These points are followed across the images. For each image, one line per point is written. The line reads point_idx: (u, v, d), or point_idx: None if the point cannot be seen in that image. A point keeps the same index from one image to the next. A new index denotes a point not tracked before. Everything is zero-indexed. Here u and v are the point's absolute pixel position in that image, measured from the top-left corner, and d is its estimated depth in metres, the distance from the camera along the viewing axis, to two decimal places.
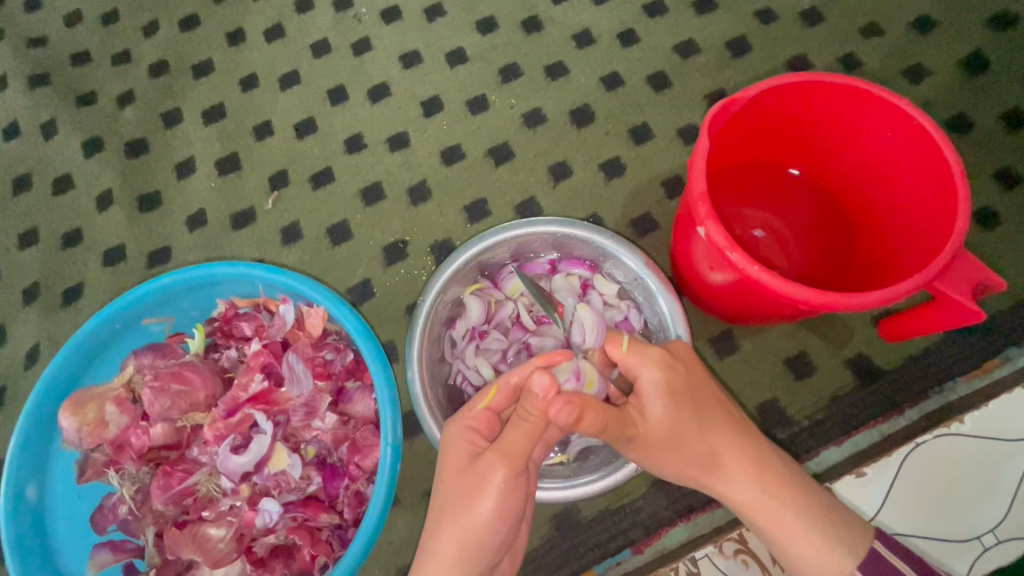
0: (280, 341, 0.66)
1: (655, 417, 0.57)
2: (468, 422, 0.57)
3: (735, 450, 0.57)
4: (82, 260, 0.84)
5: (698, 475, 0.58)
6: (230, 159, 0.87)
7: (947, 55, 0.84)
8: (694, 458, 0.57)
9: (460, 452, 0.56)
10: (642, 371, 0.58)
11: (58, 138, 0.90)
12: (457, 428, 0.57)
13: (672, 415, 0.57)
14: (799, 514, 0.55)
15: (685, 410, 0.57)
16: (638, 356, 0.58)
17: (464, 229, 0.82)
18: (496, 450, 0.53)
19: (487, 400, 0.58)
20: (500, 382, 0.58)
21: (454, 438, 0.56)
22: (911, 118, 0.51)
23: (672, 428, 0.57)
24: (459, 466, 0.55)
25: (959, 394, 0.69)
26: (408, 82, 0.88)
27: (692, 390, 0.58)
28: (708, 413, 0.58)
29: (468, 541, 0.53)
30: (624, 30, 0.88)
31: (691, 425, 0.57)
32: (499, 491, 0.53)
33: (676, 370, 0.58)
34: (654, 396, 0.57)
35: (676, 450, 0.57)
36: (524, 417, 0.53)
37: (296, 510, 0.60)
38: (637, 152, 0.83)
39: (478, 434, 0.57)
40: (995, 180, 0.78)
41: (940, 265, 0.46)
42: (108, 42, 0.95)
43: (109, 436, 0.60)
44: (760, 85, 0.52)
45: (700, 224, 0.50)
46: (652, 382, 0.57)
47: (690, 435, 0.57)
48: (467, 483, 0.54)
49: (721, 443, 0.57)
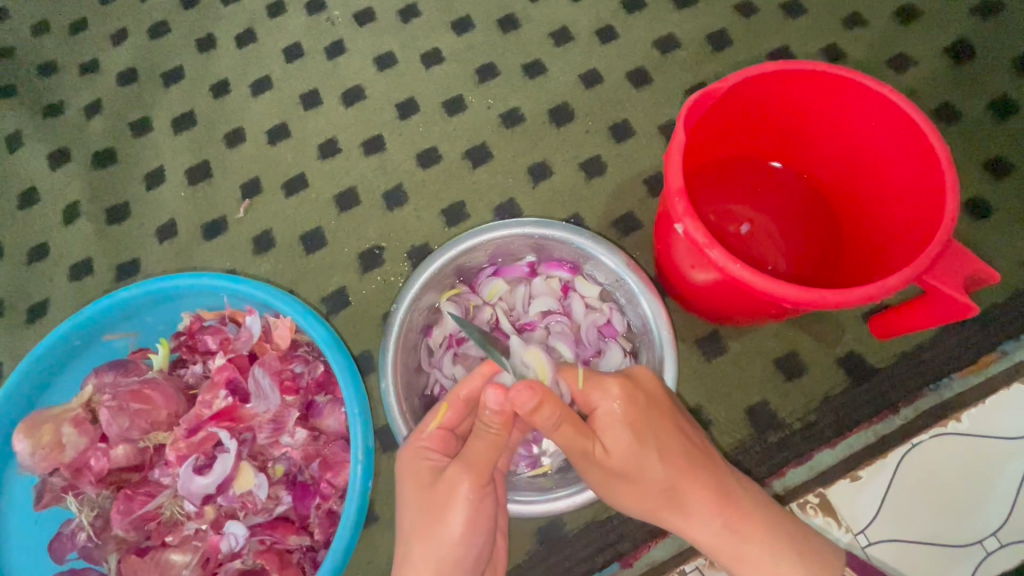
0: (247, 354, 0.64)
1: (614, 449, 0.54)
2: (423, 443, 0.54)
3: (698, 487, 0.55)
4: (48, 274, 0.81)
5: (661, 512, 0.56)
6: (201, 168, 0.84)
7: (932, 44, 0.82)
8: (653, 492, 0.55)
9: (417, 474, 0.53)
10: (601, 403, 0.55)
11: (24, 150, 0.87)
12: (412, 450, 0.55)
13: (631, 450, 0.54)
14: (765, 549, 0.54)
15: (644, 443, 0.54)
16: (598, 387, 0.55)
17: (442, 233, 0.79)
18: (461, 463, 0.51)
19: (439, 419, 0.55)
20: (450, 399, 0.55)
21: (410, 462, 0.54)
22: (895, 106, 0.49)
23: (631, 463, 0.54)
24: (420, 488, 0.53)
25: (955, 391, 0.67)
26: (382, 85, 0.86)
27: (654, 419, 0.55)
28: (670, 444, 0.55)
29: (443, 561, 0.50)
30: (603, 26, 0.86)
31: (649, 462, 0.54)
32: (468, 505, 0.50)
33: (638, 397, 0.55)
34: (613, 427, 0.54)
35: (636, 485, 0.55)
36: (486, 428, 0.50)
37: (265, 533, 0.58)
38: (619, 150, 0.81)
39: (435, 451, 0.54)
40: (985, 170, 0.76)
41: (929, 260, 0.44)
42: (76, 50, 0.92)
43: (65, 459, 0.57)
44: (738, 74, 0.49)
45: (678, 221, 0.48)
46: (610, 412, 0.54)
47: (650, 471, 0.54)
48: (435, 501, 0.51)
49: (682, 480, 0.54)
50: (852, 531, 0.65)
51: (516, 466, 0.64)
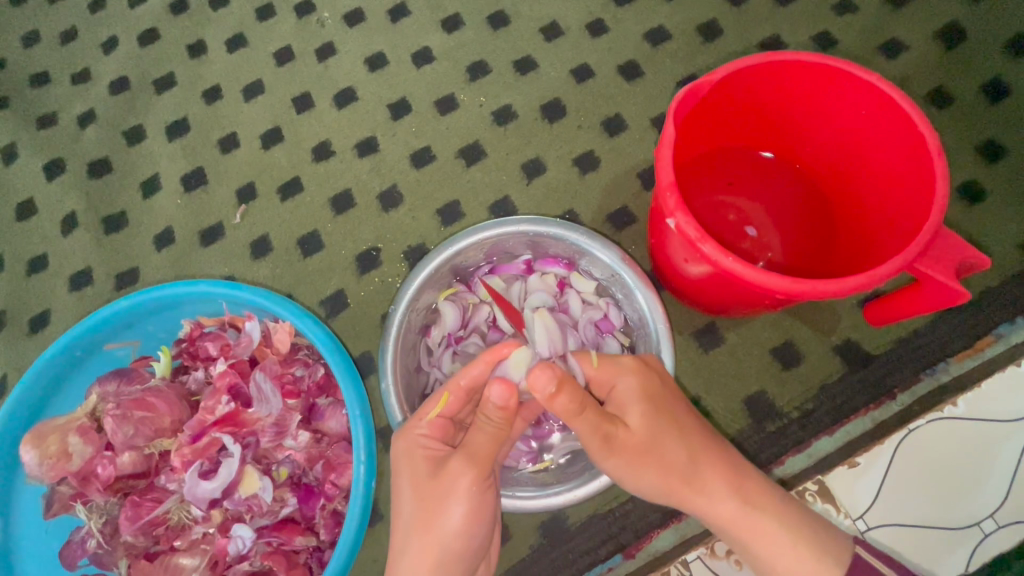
0: (247, 359, 0.64)
1: (635, 426, 0.54)
2: (423, 433, 0.55)
3: (715, 462, 0.55)
4: (48, 286, 0.82)
5: (679, 489, 0.55)
6: (196, 174, 0.85)
7: (923, 28, 0.82)
8: (675, 471, 0.54)
9: (417, 464, 0.54)
10: (618, 378, 0.56)
11: (19, 162, 0.88)
12: (409, 438, 0.55)
13: (650, 422, 0.54)
14: (783, 524, 0.53)
15: (661, 416, 0.55)
16: (613, 363, 0.57)
17: (438, 233, 0.79)
18: (461, 455, 0.52)
19: (440, 406, 0.55)
20: (451, 388, 0.55)
21: (408, 451, 0.54)
22: (883, 95, 0.49)
23: (650, 438, 0.54)
24: (418, 479, 0.53)
25: (951, 376, 0.67)
26: (374, 85, 0.86)
27: (670, 397, 0.56)
28: (686, 419, 0.56)
29: (444, 549, 0.51)
30: (592, 20, 0.86)
31: (669, 433, 0.54)
32: (470, 497, 0.51)
33: (651, 374, 0.57)
34: (631, 402, 0.55)
35: (655, 463, 0.54)
36: (487, 420, 0.51)
37: (271, 535, 0.59)
38: (612, 144, 0.81)
39: (436, 443, 0.55)
40: (978, 154, 0.76)
41: (919, 246, 0.44)
42: (67, 61, 0.92)
43: (73, 468, 0.58)
44: (725, 67, 0.50)
45: (670, 215, 0.48)
46: (630, 387, 0.56)
47: (670, 447, 0.54)
48: (435, 492, 0.52)
49: (700, 454, 0.55)
50: (850, 517, 0.65)
51: (517, 463, 0.65)
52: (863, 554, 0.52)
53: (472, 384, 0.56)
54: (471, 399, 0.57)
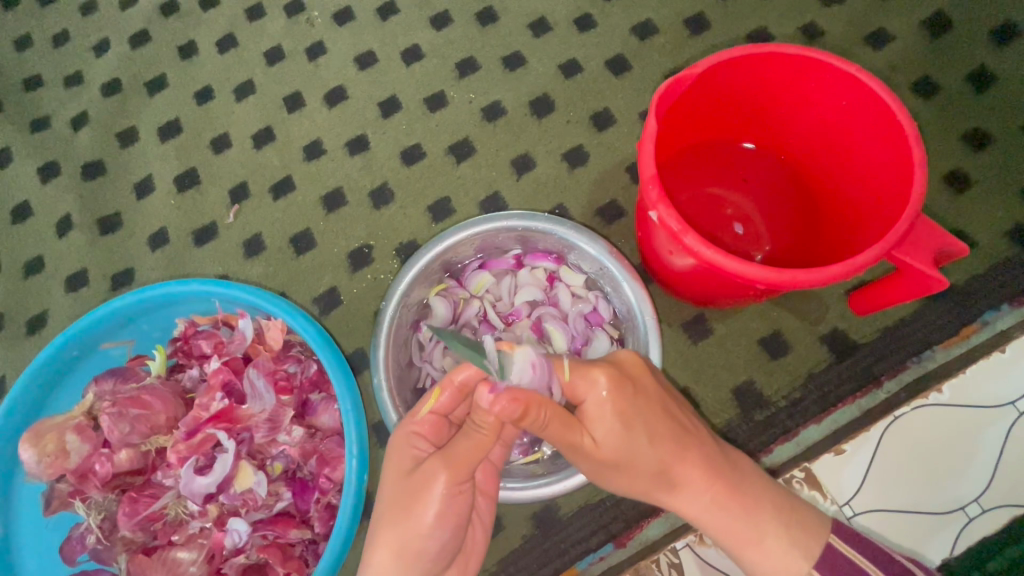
0: (241, 357, 0.65)
1: (603, 441, 0.54)
2: (413, 429, 0.56)
3: (687, 467, 0.55)
4: (46, 287, 0.83)
5: (652, 490, 0.57)
6: (189, 175, 0.85)
7: (908, 18, 0.82)
8: (645, 476, 0.55)
9: (400, 459, 0.55)
10: (588, 393, 0.54)
11: (14, 166, 0.89)
12: (402, 434, 0.56)
13: (621, 436, 0.53)
14: (752, 523, 0.55)
15: (634, 430, 0.54)
16: (583, 377, 0.54)
17: (428, 229, 0.80)
18: (440, 457, 0.52)
19: (432, 403, 0.56)
20: (444, 383, 0.56)
21: (397, 447, 0.55)
22: (862, 85, 0.49)
23: (621, 449, 0.54)
24: (398, 473, 0.54)
25: (937, 363, 0.68)
26: (364, 83, 0.87)
27: (642, 406, 0.54)
28: (658, 427, 0.55)
29: (409, 548, 0.51)
30: (581, 15, 0.86)
31: (641, 445, 0.54)
32: (441, 498, 0.51)
33: (624, 385, 0.54)
34: (602, 416, 0.54)
35: (627, 469, 0.55)
36: (476, 428, 0.52)
37: (266, 528, 0.60)
38: (600, 139, 0.81)
39: (423, 441, 0.56)
40: (964, 142, 0.76)
41: (896, 236, 0.45)
42: (60, 64, 0.93)
43: (71, 465, 0.59)
44: (706, 60, 0.50)
45: (652, 208, 0.49)
46: (599, 404, 0.53)
47: (641, 456, 0.54)
48: (409, 490, 0.52)
49: (673, 463, 0.55)
50: (836, 503, 0.66)
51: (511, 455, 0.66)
52: (834, 541, 0.55)
53: (467, 382, 0.55)
54: (465, 397, 0.57)
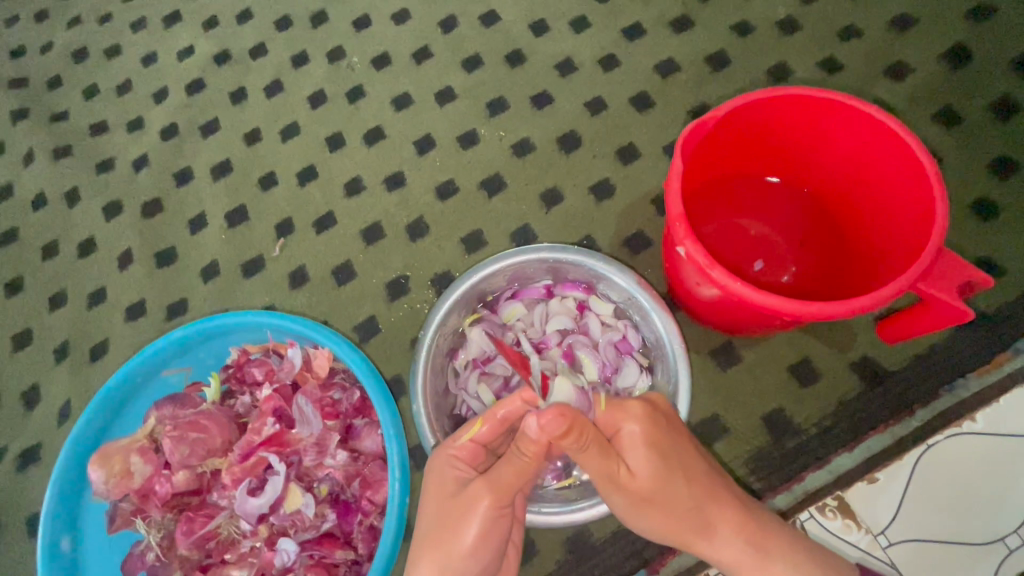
0: (289, 384, 0.69)
1: (638, 470, 0.57)
2: (453, 451, 0.59)
3: (723, 508, 0.57)
4: (107, 317, 0.89)
5: (688, 535, 0.57)
6: (239, 211, 0.92)
7: (927, 50, 0.84)
8: (682, 515, 0.57)
9: (444, 481, 0.58)
10: (623, 422, 0.58)
11: (81, 205, 0.96)
12: (442, 456, 0.59)
13: (656, 469, 0.57)
14: (793, 566, 0.56)
15: (667, 462, 0.57)
16: (620, 408, 0.59)
17: (462, 260, 0.84)
18: (484, 481, 0.55)
19: (473, 433, 0.58)
20: (487, 417, 0.58)
21: (439, 468, 0.58)
22: (882, 124, 0.52)
23: (657, 484, 0.56)
24: (442, 494, 0.57)
25: (970, 391, 0.68)
26: (400, 123, 0.92)
27: (676, 441, 0.58)
28: (691, 465, 0.58)
29: (450, 567, 0.54)
30: (605, 55, 0.91)
31: (676, 480, 0.57)
32: (483, 521, 0.54)
33: (657, 418, 0.59)
34: (636, 446, 0.57)
35: (663, 509, 0.57)
36: (519, 454, 0.54)
37: (313, 548, 0.63)
38: (626, 172, 0.85)
39: (463, 464, 0.59)
40: (988, 171, 0.77)
41: (921, 270, 0.47)
42: (123, 110, 1.01)
43: (134, 485, 0.63)
44: (729, 103, 0.53)
45: (680, 243, 0.51)
46: (634, 434, 0.58)
47: (677, 492, 0.57)
48: (453, 512, 0.56)
49: (708, 499, 0.57)
50: (871, 533, 0.66)
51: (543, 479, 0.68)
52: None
53: (508, 417, 0.58)
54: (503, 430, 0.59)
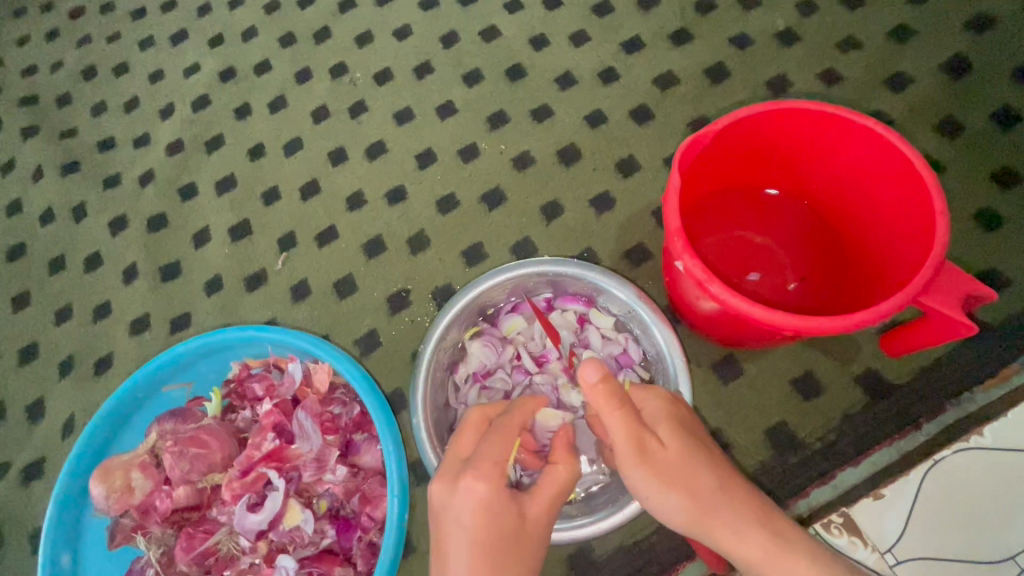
0: (290, 399, 0.70)
1: (666, 442, 0.54)
2: (494, 460, 0.50)
3: (744, 493, 0.53)
4: (112, 331, 0.90)
5: (711, 518, 0.51)
6: (242, 226, 0.92)
7: (928, 61, 0.84)
8: (706, 493, 0.52)
9: (493, 501, 0.48)
10: (646, 401, 0.58)
11: (88, 220, 0.97)
12: (474, 471, 0.49)
13: (682, 439, 0.54)
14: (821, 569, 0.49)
15: (689, 435, 0.55)
16: (637, 392, 0.59)
17: (463, 273, 0.84)
18: (545, 485, 0.51)
19: (474, 436, 0.55)
20: (473, 415, 0.57)
21: (477, 485, 0.48)
22: (880, 137, 0.51)
23: (684, 455, 0.53)
24: (491, 516, 0.47)
25: (977, 405, 0.67)
26: (402, 138, 0.93)
27: (693, 421, 0.57)
28: (712, 447, 0.56)
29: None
30: (604, 68, 0.92)
31: (699, 454, 0.53)
32: (542, 534, 0.50)
33: (677, 401, 0.59)
34: (660, 419, 0.56)
35: (687, 482, 0.52)
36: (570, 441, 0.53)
37: (312, 565, 0.63)
38: (626, 184, 0.85)
39: (501, 475, 0.50)
40: (991, 182, 0.77)
41: (923, 282, 0.46)
42: (129, 127, 1.03)
43: (135, 501, 0.63)
44: (726, 117, 0.53)
45: (678, 258, 0.51)
46: (658, 407, 0.57)
47: (700, 467, 0.53)
48: (514, 533, 0.48)
49: (729, 481, 0.53)
50: (878, 551, 0.65)
51: None
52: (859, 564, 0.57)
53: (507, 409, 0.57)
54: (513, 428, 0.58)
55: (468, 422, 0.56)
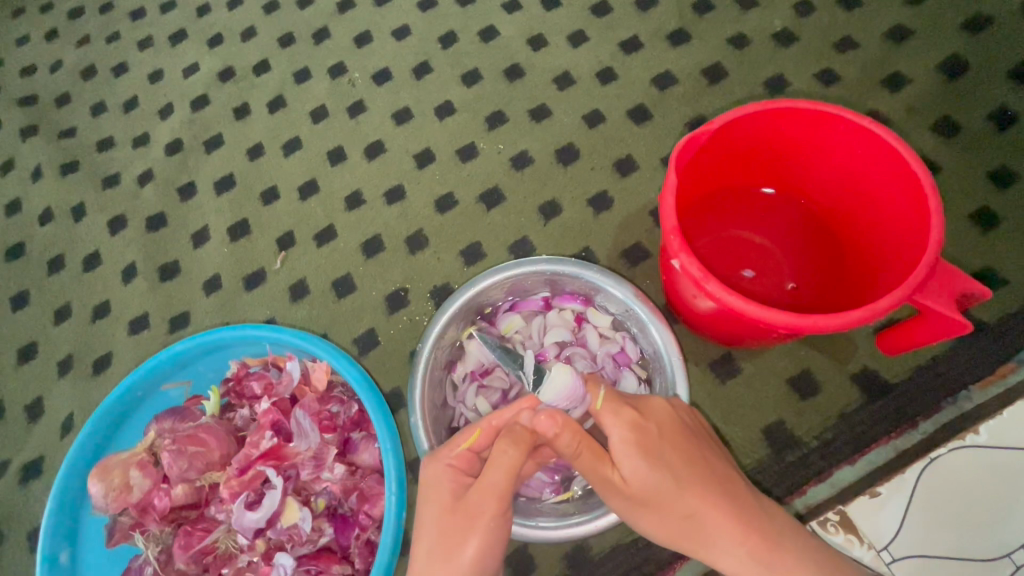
0: (288, 397, 0.70)
1: (629, 477, 0.55)
2: (449, 462, 0.58)
3: (720, 515, 0.52)
4: (111, 330, 0.90)
5: (687, 541, 0.53)
6: (241, 225, 0.93)
7: (924, 61, 0.85)
8: (677, 522, 0.53)
9: (440, 493, 0.56)
10: (613, 429, 0.56)
11: (87, 219, 0.98)
12: (437, 464, 0.59)
13: (645, 473, 0.54)
14: None
15: (654, 466, 0.54)
16: (610, 411, 0.57)
17: (461, 272, 0.85)
18: (484, 488, 0.54)
19: (470, 442, 0.59)
20: (482, 425, 0.60)
21: (434, 478, 0.58)
22: (875, 136, 0.52)
23: (647, 488, 0.54)
24: (441, 508, 0.56)
25: (973, 403, 0.67)
26: (400, 138, 0.93)
27: (664, 443, 0.56)
28: (685, 468, 0.55)
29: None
30: (602, 68, 0.92)
31: (665, 485, 0.54)
32: (485, 533, 0.53)
33: (644, 424, 0.57)
34: (623, 452, 0.55)
35: (657, 512, 0.54)
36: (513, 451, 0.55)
37: (310, 563, 0.63)
38: (624, 184, 0.85)
39: (461, 473, 0.58)
40: (987, 181, 0.77)
41: (918, 280, 0.46)
42: (129, 126, 1.03)
43: (133, 499, 0.63)
44: (722, 116, 0.53)
45: (675, 256, 0.51)
46: (621, 440, 0.56)
47: (668, 499, 0.53)
48: (455, 524, 0.54)
49: (702, 506, 0.53)
50: (874, 548, 0.65)
51: (541, 493, 0.68)
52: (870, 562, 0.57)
53: (502, 423, 0.60)
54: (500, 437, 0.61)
55: (465, 430, 0.60)
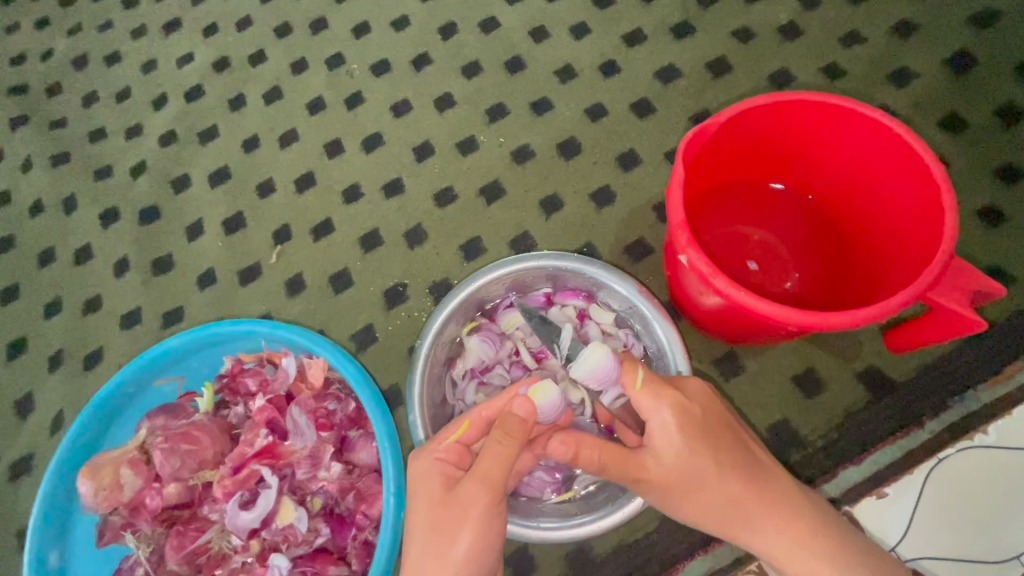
0: (284, 394, 0.68)
1: (671, 463, 0.54)
2: (437, 454, 0.57)
3: (758, 499, 0.55)
4: (103, 324, 0.88)
5: (724, 523, 0.55)
6: (236, 218, 0.91)
7: (931, 56, 0.83)
8: (717, 506, 0.55)
9: (431, 486, 0.55)
10: (654, 413, 0.55)
11: (78, 212, 0.95)
12: (426, 458, 0.57)
13: (691, 459, 0.54)
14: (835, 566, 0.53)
15: (700, 453, 0.54)
16: (652, 393, 0.55)
17: (461, 267, 0.83)
18: (475, 479, 0.52)
19: (458, 435, 0.58)
20: (472, 417, 0.58)
21: (424, 471, 0.56)
22: (888, 130, 0.50)
23: (691, 474, 0.54)
24: (431, 501, 0.54)
25: (981, 403, 0.66)
26: (399, 130, 0.92)
27: (709, 428, 0.55)
28: (727, 453, 0.55)
29: None
30: (605, 61, 0.90)
31: (709, 472, 0.54)
32: (477, 525, 0.51)
33: (691, 408, 0.55)
34: (667, 437, 0.54)
35: (698, 497, 0.55)
36: (505, 439, 0.53)
37: (306, 564, 0.61)
38: (627, 179, 0.84)
39: (451, 465, 0.56)
40: (996, 178, 0.76)
41: (932, 278, 0.45)
42: (121, 117, 1.01)
43: (124, 498, 0.62)
44: (731, 109, 0.52)
45: (681, 252, 0.50)
46: (664, 425, 0.54)
47: (712, 484, 0.54)
48: (448, 516, 0.52)
49: (742, 490, 0.54)
50: (882, 549, 0.64)
51: (541, 493, 0.66)
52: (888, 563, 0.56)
53: (492, 414, 0.58)
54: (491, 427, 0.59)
55: (453, 423, 0.59)
